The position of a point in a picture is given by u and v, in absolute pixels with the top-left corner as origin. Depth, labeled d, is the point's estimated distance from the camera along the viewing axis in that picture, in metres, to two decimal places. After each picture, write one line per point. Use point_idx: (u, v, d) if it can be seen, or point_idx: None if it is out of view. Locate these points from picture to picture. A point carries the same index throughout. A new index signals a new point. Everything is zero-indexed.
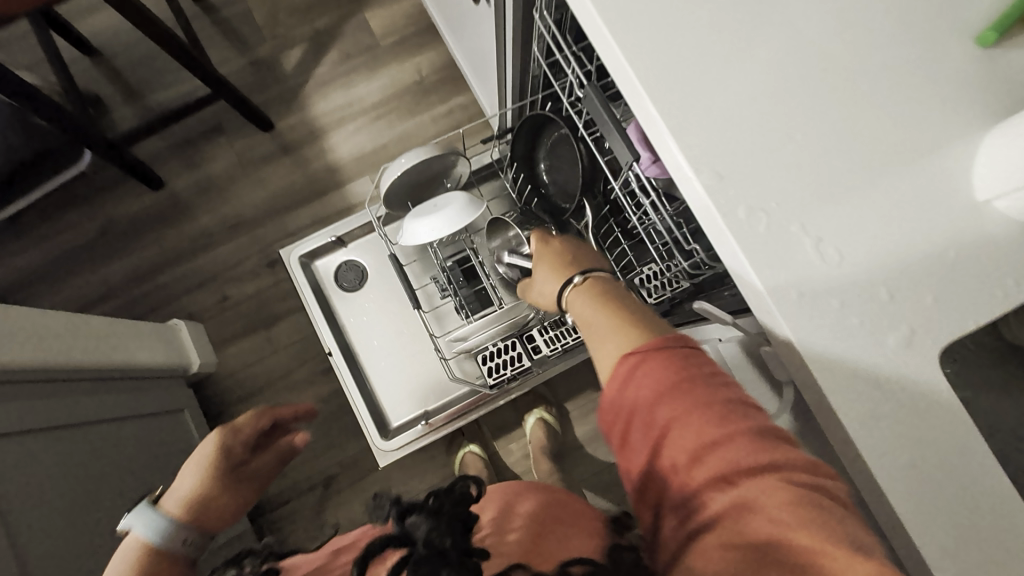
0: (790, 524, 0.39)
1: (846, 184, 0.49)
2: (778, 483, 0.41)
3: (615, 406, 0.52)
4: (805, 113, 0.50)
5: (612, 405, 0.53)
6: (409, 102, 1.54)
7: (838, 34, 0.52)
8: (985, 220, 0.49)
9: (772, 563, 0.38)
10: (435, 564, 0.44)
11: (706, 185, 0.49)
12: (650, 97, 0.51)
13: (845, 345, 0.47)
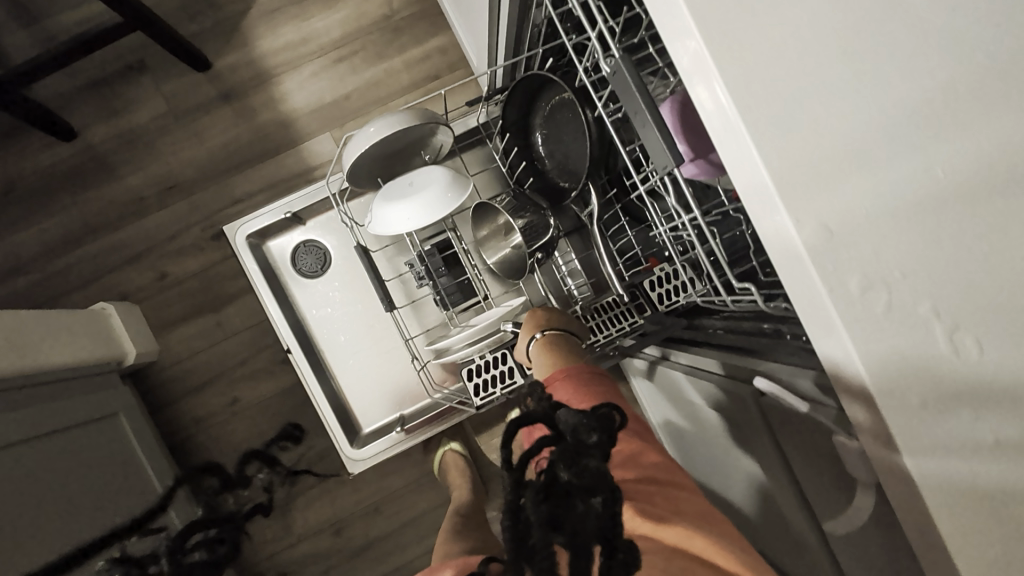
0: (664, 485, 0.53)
1: (1001, 246, 0.35)
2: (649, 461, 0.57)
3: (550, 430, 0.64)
4: (953, 133, 0.35)
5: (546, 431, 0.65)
6: (376, 43, 1.29)
7: (1011, 14, 0.35)
8: None
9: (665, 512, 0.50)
10: (586, 446, 0.49)
11: (808, 245, 0.34)
12: (736, 104, 0.34)
13: (976, 474, 0.35)
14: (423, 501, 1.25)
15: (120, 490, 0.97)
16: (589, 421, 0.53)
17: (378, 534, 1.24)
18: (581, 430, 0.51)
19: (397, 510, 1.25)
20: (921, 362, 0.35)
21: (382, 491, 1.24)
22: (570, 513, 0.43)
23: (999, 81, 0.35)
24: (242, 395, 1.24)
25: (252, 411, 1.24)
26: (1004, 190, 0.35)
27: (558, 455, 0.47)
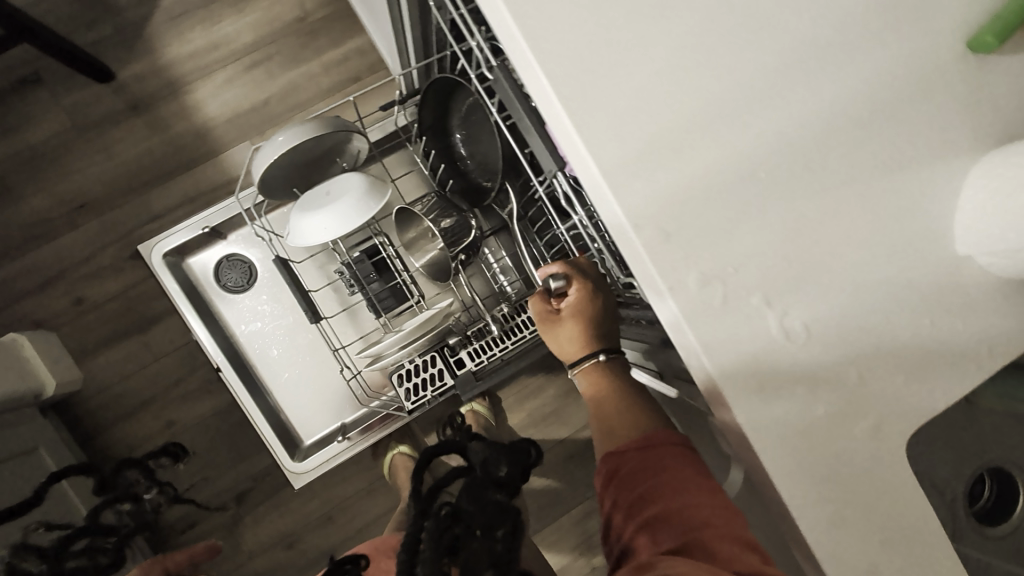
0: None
1: (816, 239, 0.39)
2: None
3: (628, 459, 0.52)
4: (769, 139, 0.39)
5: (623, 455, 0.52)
6: (292, 46, 1.25)
7: (813, 32, 0.40)
8: (963, 277, 0.41)
9: None
10: (487, 483, 0.60)
11: (649, 248, 0.37)
12: (575, 123, 0.36)
13: (811, 444, 0.39)
14: (377, 506, 1.25)
15: (53, 520, 0.94)
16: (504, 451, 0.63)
17: (332, 543, 1.24)
18: (492, 462, 0.62)
19: (349, 518, 1.25)
20: (759, 346, 0.38)
21: (334, 499, 1.24)
22: (465, 540, 0.56)
23: (805, 91, 0.39)
24: (179, 417, 1.21)
25: (191, 432, 1.21)
26: (816, 185, 0.39)
27: (465, 489, 0.58)
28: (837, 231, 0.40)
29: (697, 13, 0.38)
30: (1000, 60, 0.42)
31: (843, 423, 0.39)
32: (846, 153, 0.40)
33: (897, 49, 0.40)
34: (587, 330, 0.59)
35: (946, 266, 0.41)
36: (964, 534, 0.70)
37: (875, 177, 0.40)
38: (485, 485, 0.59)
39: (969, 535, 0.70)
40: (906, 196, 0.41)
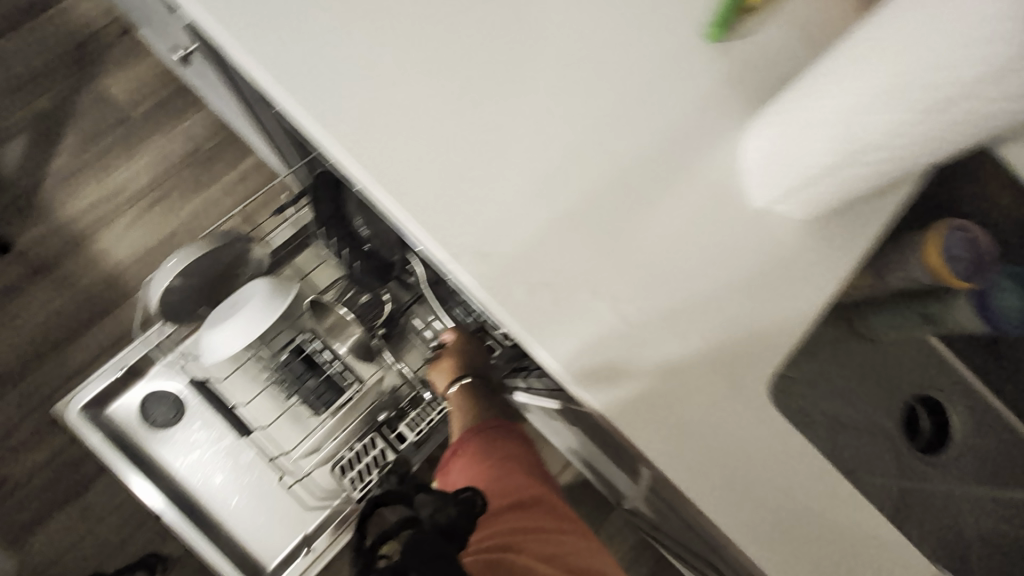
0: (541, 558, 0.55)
1: (623, 226, 0.43)
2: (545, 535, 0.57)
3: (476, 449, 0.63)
4: (560, 151, 0.44)
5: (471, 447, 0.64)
6: (188, 177, 1.30)
7: (574, 56, 0.46)
8: (767, 228, 0.46)
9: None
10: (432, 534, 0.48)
11: (472, 271, 0.41)
12: (378, 182, 0.41)
13: (678, 412, 0.41)
14: None
15: None
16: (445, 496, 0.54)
17: None
18: (438, 508, 0.52)
19: None
20: (605, 337, 0.41)
21: None
22: None
23: (578, 102, 0.45)
24: None
25: None
26: (616, 178, 0.44)
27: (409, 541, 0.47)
28: (646, 214, 0.44)
29: (464, 71, 0.44)
30: (740, 45, 0.49)
31: (701, 388, 0.42)
32: (638, 145, 0.45)
33: (649, 54, 0.47)
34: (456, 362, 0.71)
35: (749, 222, 0.46)
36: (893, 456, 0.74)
37: (662, 160, 0.45)
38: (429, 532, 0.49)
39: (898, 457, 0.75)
40: (696, 172, 0.46)
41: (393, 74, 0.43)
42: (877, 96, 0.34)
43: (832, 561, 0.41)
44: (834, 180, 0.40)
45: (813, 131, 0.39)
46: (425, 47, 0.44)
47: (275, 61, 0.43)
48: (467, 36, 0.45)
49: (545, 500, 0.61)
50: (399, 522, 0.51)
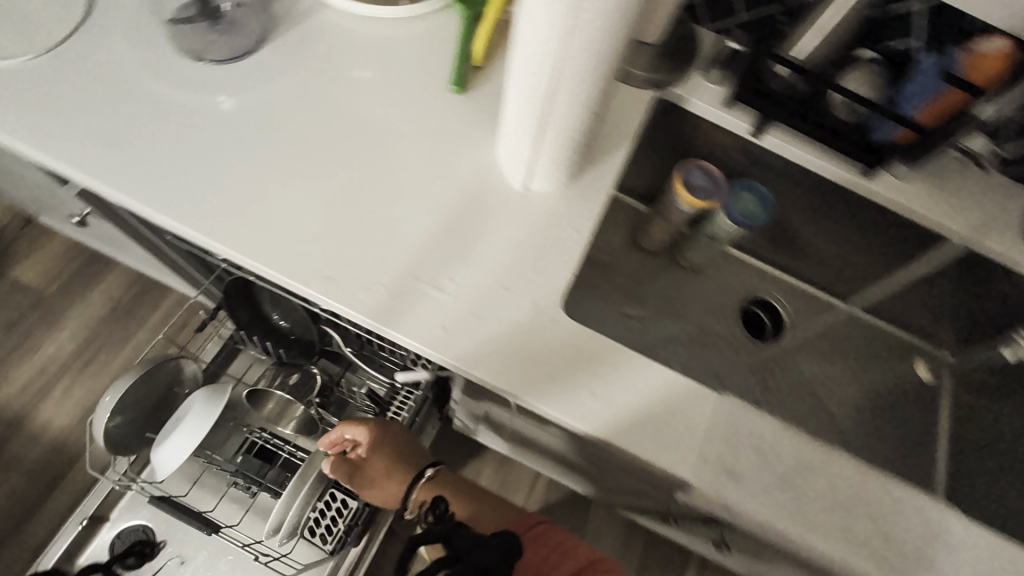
0: None
1: (427, 228, 0.60)
2: None
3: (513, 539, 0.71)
4: (369, 193, 0.61)
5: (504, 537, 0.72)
6: (115, 331, 1.39)
7: (363, 130, 0.64)
8: (534, 200, 0.63)
9: None
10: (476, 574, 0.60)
11: (324, 291, 0.56)
12: (242, 253, 0.57)
13: (501, 344, 0.56)
14: None
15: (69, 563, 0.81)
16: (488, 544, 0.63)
17: None
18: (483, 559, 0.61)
19: None
20: (433, 305, 0.56)
21: None
22: None
23: (373, 159, 0.63)
24: None
25: None
26: (413, 199, 0.61)
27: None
28: (442, 214, 0.61)
29: (286, 161, 0.62)
30: (481, 87, 0.68)
31: (514, 322, 0.57)
32: (423, 173, 0.63)
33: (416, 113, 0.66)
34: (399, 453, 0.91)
35: (519, 200, 0.63)
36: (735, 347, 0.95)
37: (444, 177, 0.63)
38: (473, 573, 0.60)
39: (738, 348, 0.95)
40: (472, 177, 0.63)
41: (236, 180, 0.60)
42: (522, 95, 0.52)
43: (644, 411, 0.56)
44: (546, 154, 0.58)
45: (513, 128, 0.57)
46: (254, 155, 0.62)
47: (148, 195, 0.59)
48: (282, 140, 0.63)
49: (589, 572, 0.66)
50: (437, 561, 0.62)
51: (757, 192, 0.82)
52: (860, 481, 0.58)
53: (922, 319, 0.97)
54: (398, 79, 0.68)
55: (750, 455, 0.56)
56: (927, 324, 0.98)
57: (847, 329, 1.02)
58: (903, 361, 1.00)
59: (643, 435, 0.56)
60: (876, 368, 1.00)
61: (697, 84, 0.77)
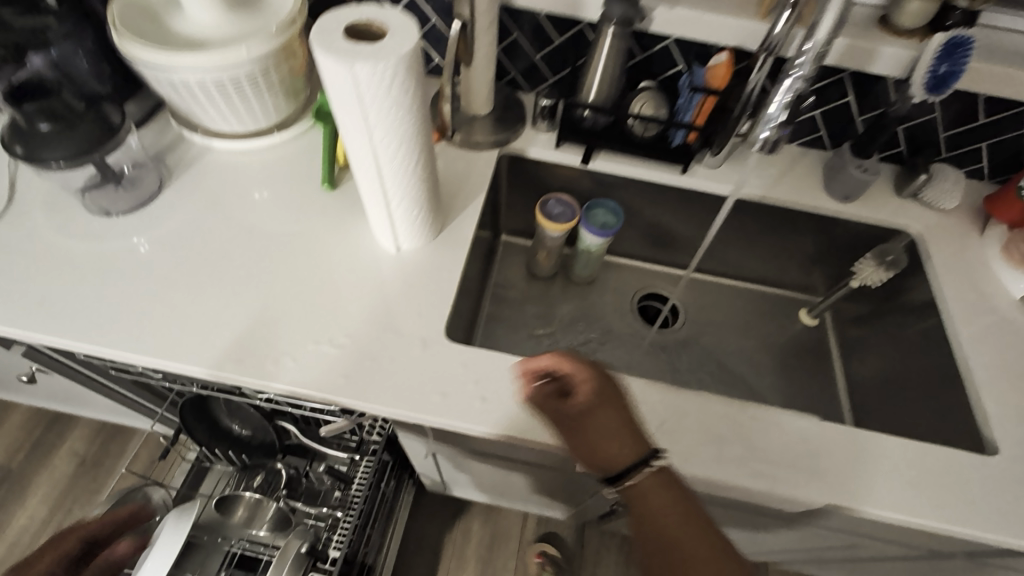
0: None
1: (319, 301, 0.72)
2: None
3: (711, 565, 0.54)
4: (270, 284, 0.73)
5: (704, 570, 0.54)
6: (85, 485, 1.41)
7: (255, 237, 0.77)
8: (407, 258, 0.77)
9: None
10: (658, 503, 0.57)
11: (238, 372, 0.66)
12: (163, 358, 0.67)
13: (395, 377, 0.67)
14: None
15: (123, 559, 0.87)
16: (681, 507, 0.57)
17: None
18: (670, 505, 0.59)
19: None
20: (334, 360, 0.67)
21: None
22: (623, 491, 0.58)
23: (267, 257, 0.76)
24: None
25: None
26: (308, 279, 0.74)
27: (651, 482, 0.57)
28: (330, 287, 0.73)
29: (193, 276, 0.74)
30: (349, 181, 0.84)
31: (405, 357, 0.68)
32: (314, 258, 0.76)
33: (300, 213, 0.80)
34: (627, 437, 0.59)
35: (394, 261, 0.76)
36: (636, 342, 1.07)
37: (329, 258, 0.76)
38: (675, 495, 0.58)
39: (638, 340, 1.08)
40: (352, 252, 0.77)
41: (155, 300, 0.71)
42: (364, 181, 0.65)
43: (530, 400, 0.67)
44: (404, 219, 0.72)
45: (370, 207, 0.70)
46: (164, 278, 0.73)
47: (73, 330, 0.69)
48: (187, 259, 0.75)
49: None
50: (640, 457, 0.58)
51: (608, 207, 0.98)
52: (725, 411, 0.68)
53: (789, 274, 1.12)
54: (280, 190, 0.82)
55: None
56: (795, 276, 1.13)
57: (734, 298, 1.16)
58: (789, 313, 1.14)
59: (533, 421, 0.65)
60: (767, 324, 1.13)
61: (530, 139, 0.95)
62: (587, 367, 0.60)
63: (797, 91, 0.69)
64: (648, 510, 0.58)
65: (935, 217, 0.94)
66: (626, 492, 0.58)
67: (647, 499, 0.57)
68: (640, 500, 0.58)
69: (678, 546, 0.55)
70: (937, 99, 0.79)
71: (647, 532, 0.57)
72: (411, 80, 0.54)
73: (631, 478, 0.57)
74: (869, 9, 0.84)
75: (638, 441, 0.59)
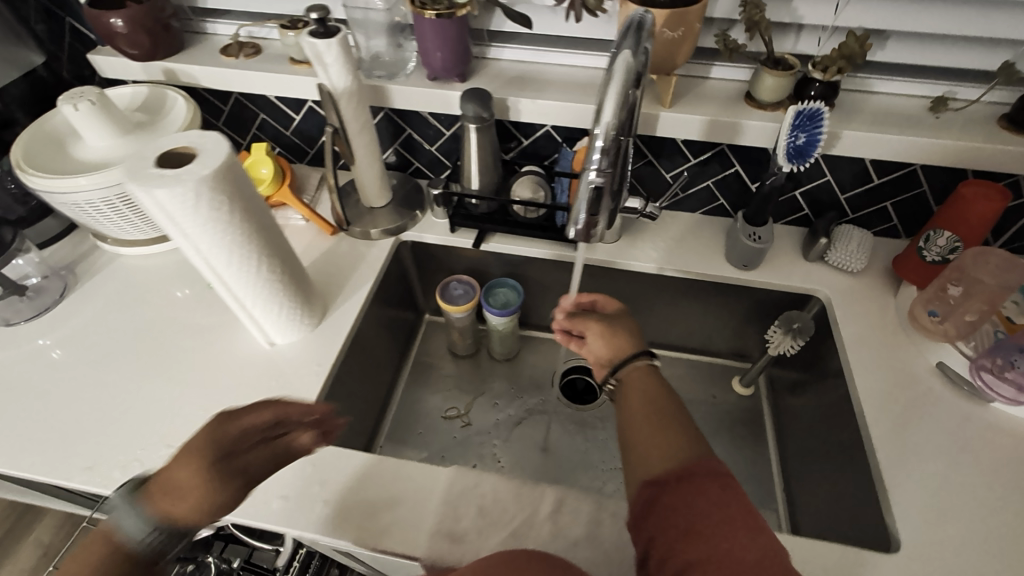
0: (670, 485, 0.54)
1: (184, 403, 0.73)
2: (704, 490, 0.52)
3: (659, 431, 0.60)
4: (144, 386, 0.75)
5: (653, 436, 0.60)
6: None
7: (142, 340, 0.81)
8: (281, 354, 0.78)
9: (659, 487, 0.55)
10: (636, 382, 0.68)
11: (85, 480, 0.66)
12: (17, 466, 0.68)
13: None
14: None
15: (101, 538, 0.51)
16: (659, 388, 0.67)
17: None
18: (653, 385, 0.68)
19: None
20: None
21: None
22: (613, 379, 0.71)
23: (147, 360, 0.78)
24: None
25: None
26: (182, 380, 0.75)
27: (636, 371, 0.69)
28: (199, 388, 0.74)
29: (71, 381, 0.76)
30: None
31: None
32: (193, 358, 0.78)
33: (190, 314, 0.84)
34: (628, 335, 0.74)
35: (268, 358, 0.78)
36: (553, 425, 1.01)
37: (206, 358, 0.78)
38: (656, 381, 0.68)
39: (558, 418, 1.02)
40: (229, 352, 0.79)
41: (28, 405, 0.73)
42: (214, 289, 0.68)
43: (377, 500, 0.64)
44: (268, 320, 0.74)
45: (233, 311, 0.72)
46: (45, 383, 0.76)
47: None
48: (72, 364, 0.78)
49: (749, 523, 0.50)
50: (636, 353, 0.72)
51: (509, 285, 0.99)
52: (585, 508, 0.63)
53: (721, 340, 1.07)
54: (176, 293, 0.87)
55: (474, 513, 0.63)
56: (727, 342, 1.07)
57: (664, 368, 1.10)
58: (723, 383, 1.08)
59: (373, 523, 0.62)
60: (700, 396, 1.07)
61: (430, 224, 0.97)
62: (612, 300, 0.80)
63: (598, 189, 0.64)
64: (631, 392, 0.68)
65: (843, 281, 0.90)
66: (624, 377, 0.70)
67: (630, 384, 0.69)
68: (628, 388, 0.69)
69: (657, 412, 0.63)
70: (804, 168, 0.79)
71: (629, 407, 0.66)
72: (219, 198, 0.57)
73: (625, 368, 0.70)
74: (736, 85, 0.87)
75: (642, 348, 0.73)
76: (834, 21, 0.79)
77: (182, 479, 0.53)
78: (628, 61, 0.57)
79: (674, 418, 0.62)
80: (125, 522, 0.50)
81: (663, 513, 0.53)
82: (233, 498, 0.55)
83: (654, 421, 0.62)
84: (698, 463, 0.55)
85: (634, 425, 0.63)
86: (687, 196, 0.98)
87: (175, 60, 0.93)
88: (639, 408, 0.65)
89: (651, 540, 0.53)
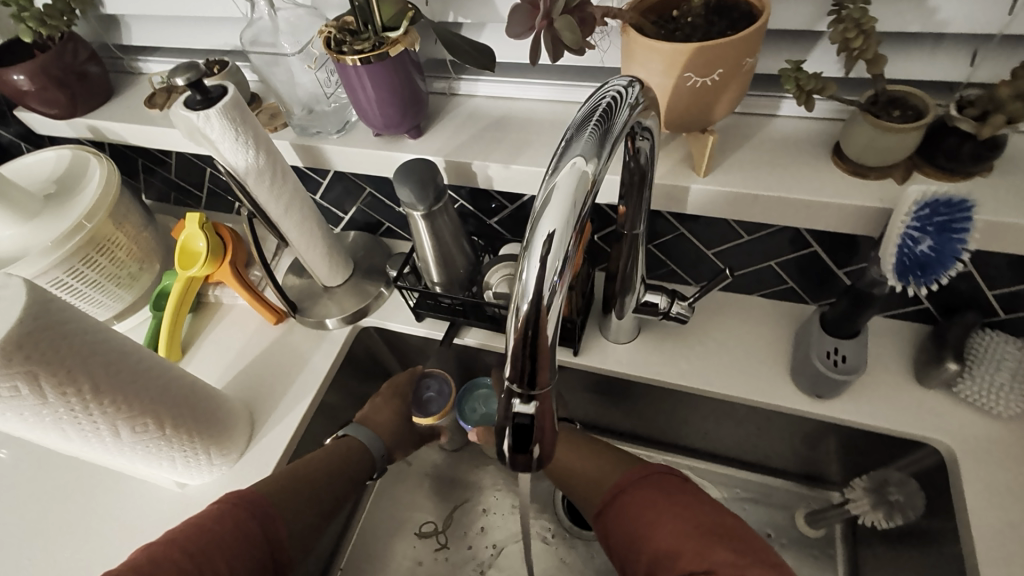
0: (644, 524, 0.55)
1: (70, 567, 0.62)
2: (669, 509, 0.55)
3: (602, 473, 0.63)
4: (43, 531, 0.65)
5: (600, 482, 0.63)
6: None
7: (51, 466, 0.71)
8: (188, 501, 0.65)
9: (638, 531, 0.55)
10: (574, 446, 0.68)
11: None
12: None
13: None
14: None
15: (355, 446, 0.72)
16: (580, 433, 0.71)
17: None
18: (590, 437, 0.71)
19: None
20: None
21: None
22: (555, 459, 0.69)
23: (49, 497, 0.68)
24: None
25: None
26: (80, 530, 0.65)
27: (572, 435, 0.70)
28: (93, 545, 0.63)
29: None
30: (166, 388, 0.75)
31: None
32: (101, 498, 0.67)
33: None
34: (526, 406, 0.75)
35: (174, 506, 0.65)
36: (550, 561, 0.80)
37: (108, 498, 0.67)
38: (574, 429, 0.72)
39: (558, 547, 0.81)
40: (134, 492, 0.67)
41: None
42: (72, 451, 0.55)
43: None
44: (158, 471, 0.60)
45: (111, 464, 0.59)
46: None
47: None
48: None
49: (733, 531, 0.52)
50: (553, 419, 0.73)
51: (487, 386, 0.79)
52: None
53: (784, 462, 0.77)
54: None
55: None
56: (795, 465, 0.77)
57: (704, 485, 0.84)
58: (782, 516, 0.79)
59: None
60: None
61: (394, 308, 0.77)
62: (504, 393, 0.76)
63: (525, 412, 0.38)
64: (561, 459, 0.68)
65: (976, 427, 0.59)
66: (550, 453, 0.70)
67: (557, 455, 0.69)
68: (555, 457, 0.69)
69: (590, 456, 0.66)
70: (932, 288, 0.48)
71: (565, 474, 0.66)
72: (11, 385, 0.43)
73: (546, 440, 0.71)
74: (819, 132, 0.56)
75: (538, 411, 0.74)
76: (1004, 28, 0.46)
77: (383, 419, 0.77)
78: (584, 180, 0.33)
79: (605, 456, 0.65)
80: (359, 439, 0.73)
81: (619, 524, 0.58)
82: (403, 425, 0.79)
83: (593, 467, 0.65)
84: (647, 487, 0.58)
85: (581, 489, 0.65)
86: (741, 276, 0.69)
87: (99, 115, 0.78)
88: (578, 463, 0.66)
89: (622, 559, 0.57)
